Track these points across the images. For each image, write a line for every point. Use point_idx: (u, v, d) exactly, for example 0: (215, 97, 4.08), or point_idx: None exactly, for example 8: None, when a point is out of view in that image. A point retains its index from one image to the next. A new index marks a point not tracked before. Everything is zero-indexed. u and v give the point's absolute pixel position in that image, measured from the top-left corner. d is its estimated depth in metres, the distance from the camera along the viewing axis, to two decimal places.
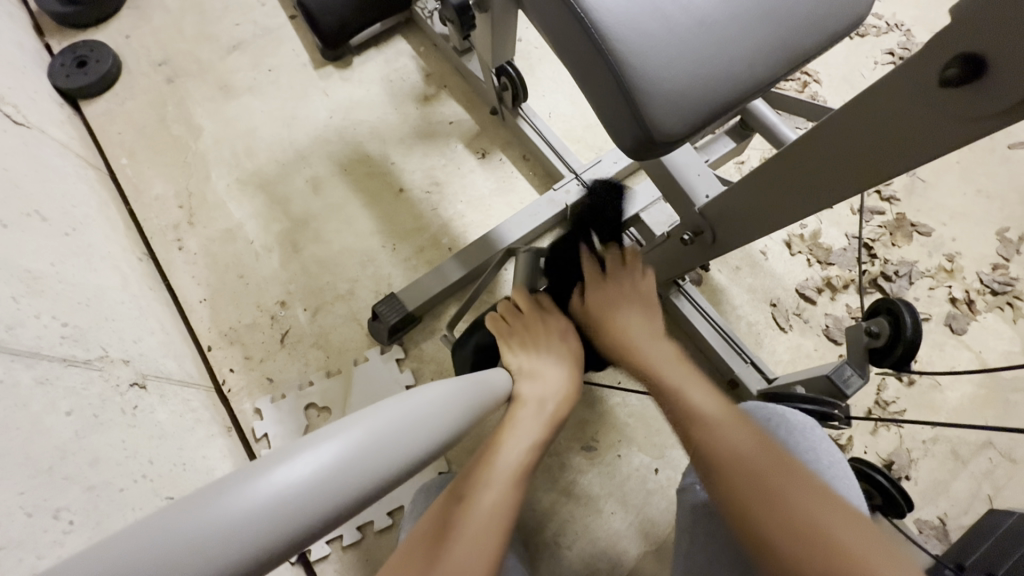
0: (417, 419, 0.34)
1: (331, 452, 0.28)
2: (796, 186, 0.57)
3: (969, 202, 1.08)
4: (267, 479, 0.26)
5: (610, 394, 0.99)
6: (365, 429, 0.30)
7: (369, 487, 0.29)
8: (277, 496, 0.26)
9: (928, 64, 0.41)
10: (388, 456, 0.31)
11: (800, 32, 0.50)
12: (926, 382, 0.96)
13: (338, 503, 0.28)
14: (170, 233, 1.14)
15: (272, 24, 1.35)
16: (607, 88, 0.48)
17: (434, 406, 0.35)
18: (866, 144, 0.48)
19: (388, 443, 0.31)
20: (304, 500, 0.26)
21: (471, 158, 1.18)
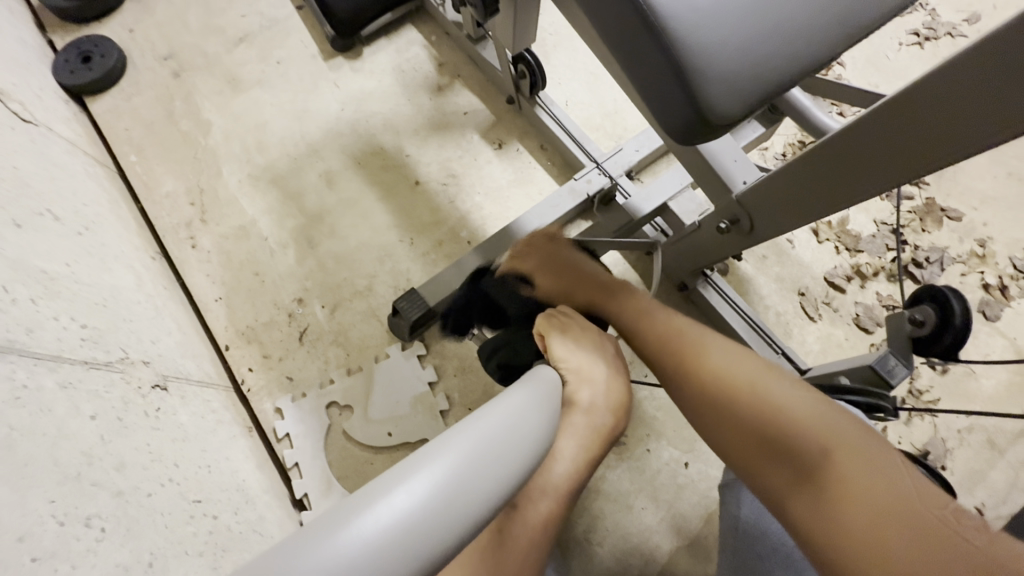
0: (513, 437, 0.29)
1: (422, 487, 0.26)
2: (849, 171, 0.54)
3: (1000, 185, 1.05)
4: (357, 527, 0.24)
5: (637, 388, 0.97)
6: (456, 454, 0.27)
7: (467, 518, 0.26)
8: (369, 546, 0.24)
9: (1021, 38, 0.36)
10: (483, 483, 0.27)
11: (862, 5, 0.47)
12: (960, 370, 0.94)
13: (436, 540, 0.25)
14: (183, 231, 1.12)
15: (278, 15, 1.32)
16: (659, 72, 0.46)
17: (526, 413, 0.31)
18: (926, 126, 0.45)
19: (483, 467, 0.27)
20: (397, 548, 0.24)
21: (487, 149, 1.16)
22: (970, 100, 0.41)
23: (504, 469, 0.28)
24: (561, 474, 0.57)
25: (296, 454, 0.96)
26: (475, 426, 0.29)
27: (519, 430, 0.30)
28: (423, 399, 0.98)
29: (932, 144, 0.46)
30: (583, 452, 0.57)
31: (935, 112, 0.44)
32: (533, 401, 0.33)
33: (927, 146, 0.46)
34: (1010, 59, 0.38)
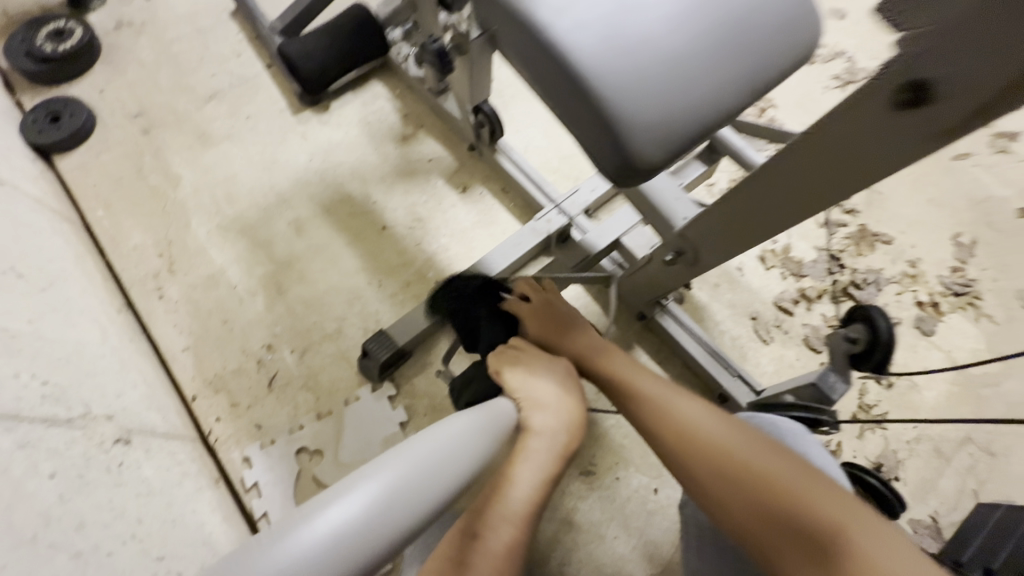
0: (447, 456, 0.36)
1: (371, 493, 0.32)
2: (769, 205, 0.59)
3: (923, 211, 1.15)
4: (317, 524, 0.30)
5: (604, 417, 0.99)
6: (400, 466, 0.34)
7: (409, 520, 0.33)
8: (327, 539, 0.30)
9: (878, 96, 0.43)
10: (421, 492, 0.34)
11: (764, 58, 0.54)
12: (904, 383, 1.00)
13: (381, 536, 0.31)
14: (150, 283, 1.13)
15: (248, 73, 1.38)
16: (591, 125, 0.52)
17: (461, 437, 0.38)
18: (823, 170, 0.51)
19: (422, 478, 0.34)
20: (351, 538, 0.30)
21: (452, 193, 1.21)
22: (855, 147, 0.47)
23: (439, 480, 0.35)
24: (520, 501, 0.55)
25: (265, 504, 0.94)
26: (421, 447, 0.36)
27: (455, 450, 0.37)
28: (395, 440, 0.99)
29: (834, 183, 0.52)
30: (543, 475, 0.56)
31: (829, 158, 0.50)
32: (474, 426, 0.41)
33: (829, 183, 0.52)
34: (871, 115, 0.44)
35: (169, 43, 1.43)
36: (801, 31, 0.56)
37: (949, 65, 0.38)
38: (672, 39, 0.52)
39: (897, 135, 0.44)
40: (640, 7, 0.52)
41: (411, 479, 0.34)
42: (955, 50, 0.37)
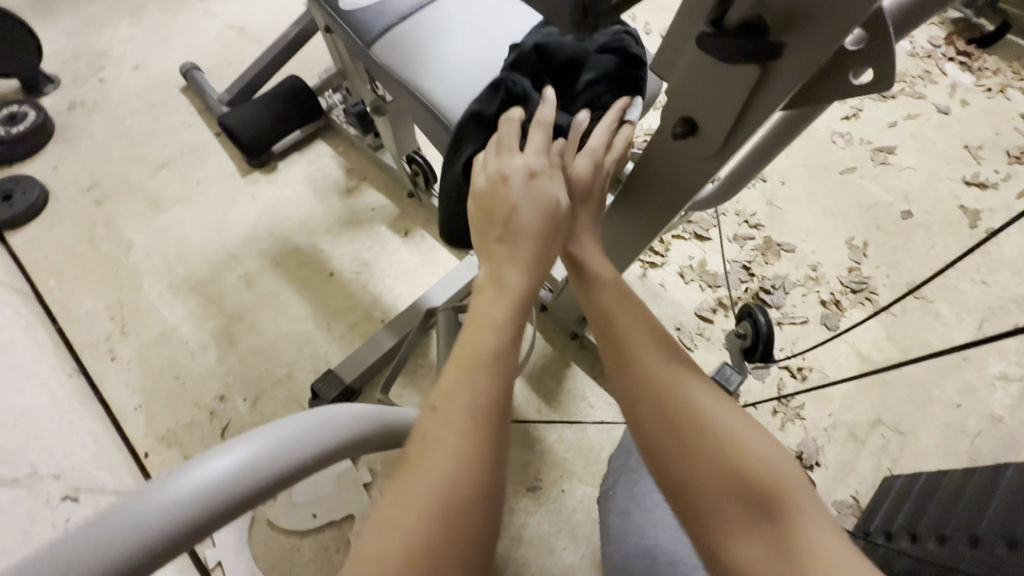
0: (329, 423, 0.46)
1: (261, 442, 0.41)
2: (629, 227, 0.66)
3: (819, 220, 1.29)
4: (215, 460, 0.39)
5: (547, 433, 1.04)
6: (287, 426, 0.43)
7: (293, 464, 0.42)
8: (224, 469, 0.38)
9: (665, 124, 0.48)
10: (305, 444, 0.43)
11: None
12: (816, 376, 1.09)
13: (269, 473, 0.40)
14: (102, 345, 1.16)
15: (198, 142, 1.47)
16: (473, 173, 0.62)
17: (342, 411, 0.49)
18: (662, 190, 0.56)
19: (306, 436, 0.44)
20: (244, 472, 0.39)
21: (395, 238, 1.29)
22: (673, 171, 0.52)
23: (320, 437, 0.45)
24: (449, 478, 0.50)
25: (219, 552, 0.95)
26: (321, 410, 0.47)
27: (350, 418, 0.49)
28: (347, 475, 1.01)
29: (674, 202, 0.56)
30: None
31: (662, 181, 0.55)
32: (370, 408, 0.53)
33: (667, 203, 0.57)
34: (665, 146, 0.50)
35: (122, 120, 1.52)
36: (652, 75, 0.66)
37: (689, 94, 0.44)
38: None
39: (693, 158, 0.49)
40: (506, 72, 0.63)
41: (312, 429, 0.45)
42: (689, 80, 0.43)
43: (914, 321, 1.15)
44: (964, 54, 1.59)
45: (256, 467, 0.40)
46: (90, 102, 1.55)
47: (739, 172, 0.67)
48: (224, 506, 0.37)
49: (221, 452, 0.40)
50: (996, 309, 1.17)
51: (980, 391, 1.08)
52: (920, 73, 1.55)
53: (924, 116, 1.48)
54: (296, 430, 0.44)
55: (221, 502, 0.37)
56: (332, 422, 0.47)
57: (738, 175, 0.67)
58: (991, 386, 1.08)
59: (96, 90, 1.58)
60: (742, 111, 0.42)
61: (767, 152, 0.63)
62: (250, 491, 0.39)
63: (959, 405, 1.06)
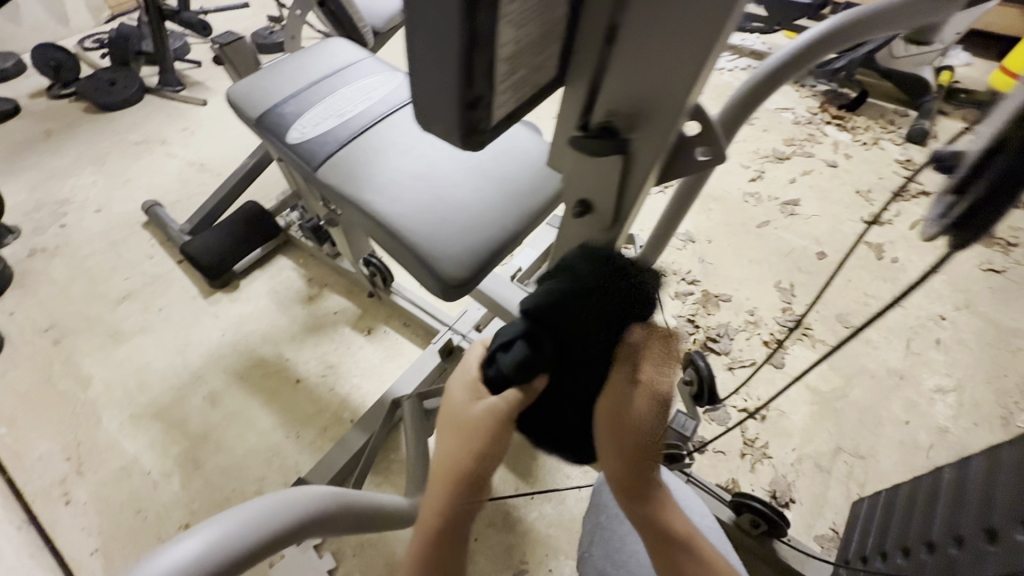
0: (296, 501, 0.49)
1: (231, 522, 0.44)
2: None
3: (747, 270, 1.42)
4: (186, 540, 0.41)
5: (527, 511, 1.03)
6: (257, 505, 0.46)
7: (261, 539, 0.44)
8: (196, 547, 0.41)
9: (566, 209, 0.57)
10: (272, 521, 0.46)
11: (538, 184, 0.74)
12: (774, 414, 1.14)
13: (239, 548, 0.43)
14: (56, 490, 1.11)
15: (160, 270, 1.52)
16: (414, 266, 0.69)
17: (308, 490, 0.52)
18: None
19: (274, 513, 0.46)
20: (214, 548, 0.41)
21: (359, 336, 1.34)
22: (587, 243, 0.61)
23: (286, 513, 0.47)
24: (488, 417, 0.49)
25: None
26: (291, 488, 0.51)
27: (310, 495, 0.51)
28: None
29: None
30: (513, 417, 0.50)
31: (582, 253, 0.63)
32: (333, 488, 0.55)
33: None
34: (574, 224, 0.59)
35: (83, 259, 1.57)
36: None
37: (579, 182, 0.53)
38: (462, 196, 0.72)
39: (597, 229, 0.57)
40: (436, 180, 0.73)
41: (273, 507, 0.47)
42: (575, 172, 0.52)
43: (850, 349, 1.25)
44: (837, 117, 1.87)
45: (218, 548, 0.42)
46: (51, 247, 1.61)
47: (657, 236, 0.77)
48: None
49: (184, 538, 0.41)
50: (918, 328, 1.28)
51: (922, 406, 1.15)
52: (805, 136, 1.81)
53: (816, 171, 1.70)
54: (257, 510, 0.46)
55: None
56: (293, 499, 0.49)
57: (658, 235, 0.76)
58: (930, 399, 1.16)
59: (58, 235, 1.65)
60: (621, 184, 0.51)
61: (681, 211, 0.73)
62: (223, 564, 0.41)
63: (907, 422, 1.13)
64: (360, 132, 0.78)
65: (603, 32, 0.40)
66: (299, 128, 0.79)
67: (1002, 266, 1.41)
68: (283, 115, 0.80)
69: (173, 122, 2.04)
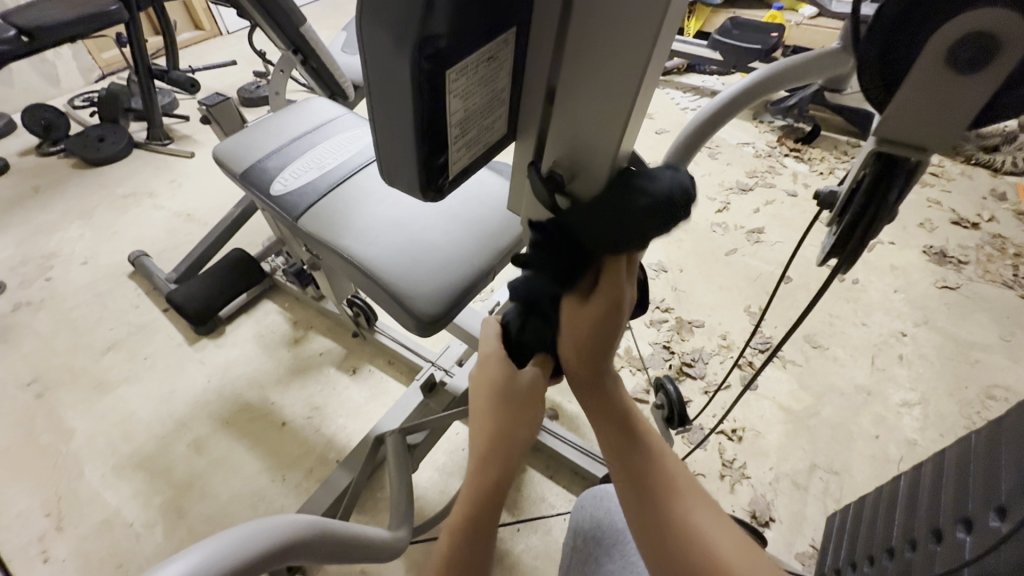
0: (277, 526, 0.53)
1: (217, 543, 0.47)
2: None
3: (717, 295, 1.48)
4: (175, 561, 0.44)
5: (513, 544, 1.04)
6: (241, 529, 0.50)
7: (245, 559, 0.48)
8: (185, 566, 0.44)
9: None
10: (255, 542, 0.49)
11: (506, 225, 0.80)
12: (750, 434, 1.18)
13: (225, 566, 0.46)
14: (36, 547, 1.09)
15: (146, 319, 1.54)
16: (390, 304, 0.73)
17: (289, 517, 0.55)
18: None
19: (257, 535, 0.50)
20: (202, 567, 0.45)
21: (344, 376, 1.36)
22: None
23: (268, 535, 0.51)
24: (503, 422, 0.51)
25: None
26: (272, 516, 0.54)
27: (288, 523, 0.54)
28: None
29: None
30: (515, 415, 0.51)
31: None
32: (312, 519, 0.58)
33: None
34: None
35: (68, 311, 1.58)
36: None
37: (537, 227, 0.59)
38: (435, 238, 0.77)
39: None
40: (410, 224, 0.78)
41: (252, 534, 0.50)
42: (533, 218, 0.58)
43: (819, 367, 1.30)
44: (795, 149, 1.99)
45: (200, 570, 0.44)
46: (36, 301, 1.63)
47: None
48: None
49: (169, 562, 0.44)
50: (881, 345, 1.34)
51: (890, 420, 1.20)
52: (766, 169, 1.92)
53: (778, 201, 1.79)
54: (238, 536, 0.49)
55: None
56: (273, 527, 0.52)
57: None
58: (897, 413, 1.21)
59: (43, 288, 1.67)
60: None
61: None
62: None
63: (877, 436, 1.17)
64: (339, 182, 0.84)
65: (543, 95, 0.46)
66: (282, 180, 0.84)
67: (956, 283, 1.49)
68: (266, 170, 0.86)
69: (160, 174, 2.10)
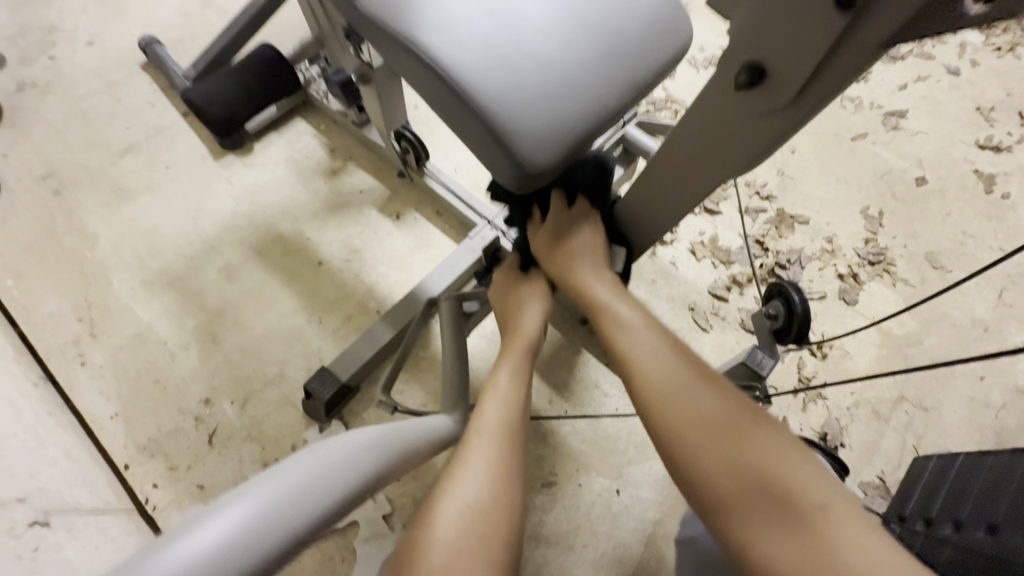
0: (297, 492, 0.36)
1: (240, 509, 0.32)
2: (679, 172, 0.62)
3: (831, 189, 1.23)
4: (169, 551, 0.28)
5: (560, 424, 0.99)
6: (269, 488, 0.35)
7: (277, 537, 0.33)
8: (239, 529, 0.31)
9: (734, 63, 0.47)
10: (291, 512, 0.35)
11: (645, 54, 0.56)
12: (836, 352, 1.05)
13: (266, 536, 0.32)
14: (71, 350, 1.07)
15: (164, 123, 1.34)
16: (481, 137, 0.53)
17: (310, 472, 0.39)
18: (706, 135, 0.55)
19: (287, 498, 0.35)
20: (257, 525, 0.32)
21: (387, 221, 1.20)
22: (726, 117, 0.52)
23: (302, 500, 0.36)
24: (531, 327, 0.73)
25: None
26: (295, 462, 0.39)
27: (332, 466, 0.40)
28: None
29: (731, 145, 0.54)
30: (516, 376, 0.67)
31: (714, 130, 0.54)
32: (351, 442, 0.45)
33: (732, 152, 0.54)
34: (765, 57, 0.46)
35: (78, 101, 1.38)
36: (678, 19, 0.58)
37: (770, 39, 0.43)
38: (547, 49, 0.53)
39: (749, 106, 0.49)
40: (514, 20, 0.54)
41: (296, 486, 0.36)
42: (772, 28, 0.42)
43: (935, 293, 1.11)
44: None
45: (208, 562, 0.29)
46: (41, 83, 1.42)
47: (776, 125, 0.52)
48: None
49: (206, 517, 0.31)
50: (1016, 278, 1.13)
51: (1003, 363, 1.04)
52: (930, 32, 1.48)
53: (935, 78, 1.41)
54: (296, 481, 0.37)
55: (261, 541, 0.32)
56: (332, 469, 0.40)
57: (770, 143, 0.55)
58: (1014, 356, 1.05)
59: (47, 68, 1.44)
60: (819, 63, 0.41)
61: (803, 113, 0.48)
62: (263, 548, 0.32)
63: (982, 377, 1.03)
64: None
65: None
66: None
67: None
68: None
69: None
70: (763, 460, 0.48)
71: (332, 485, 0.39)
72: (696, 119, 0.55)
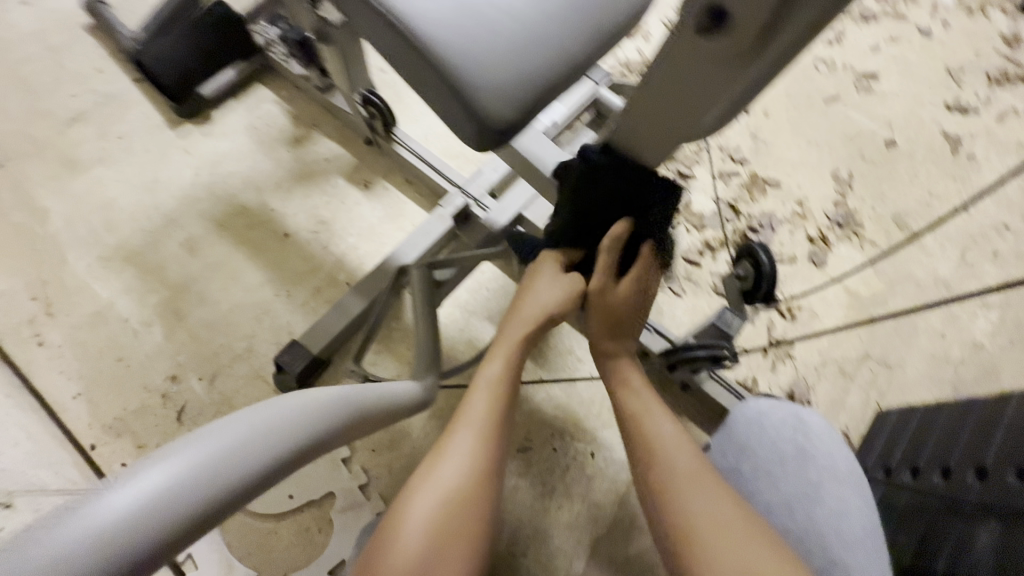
0: (251, 444, 0.34)
1: (184, 460, 0.30)
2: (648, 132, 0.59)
3: (803, 152, 1.23)
4: (101, 505, 0.26)
5: (535, 391, 0.99)
6: (219, 438, 0.32)
7: (225, 490, 0.31)
8: (179, 483, 0.29)
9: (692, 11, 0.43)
10: (241, 463, 0.32)
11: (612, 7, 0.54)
12: (805, 314, 1.07)
13: (211, 490, 0.30)
14: (26, 330, 1.02)
15: (114, 89, 1.27)
16: (440, 94, 0.51)
17: (262, 423, 0.36)
18: (671, 91, 0.52)
19: (238, 448, 0.33)
20: (204, 480, 0.30)
21: (355, 191, 1.17)
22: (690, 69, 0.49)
23: (253, 454, 0.33)
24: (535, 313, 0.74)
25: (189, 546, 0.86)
26: (252, 409, 0.36)
27: (286, 419, 0.38)
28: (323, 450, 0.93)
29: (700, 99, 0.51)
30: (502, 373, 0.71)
31: (678, 84, 0.51)
32: (309, 398, 0.42)
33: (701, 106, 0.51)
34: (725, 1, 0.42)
35: (17, 66, 1.29)
36: None
37: None
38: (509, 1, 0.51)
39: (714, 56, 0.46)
40: None
41: (248, 438, 0.34)
42: None
43: (900, 254, 1.13)
44: None
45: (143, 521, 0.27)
46: None
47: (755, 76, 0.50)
48: (138, 568, 0.27)
49: (122, 480, 0.28)
50: (977, 238, 1.16)
51: (963, 320, 1.08)
52: None
53: (906, 39, 1.41)
54: (240, 434, 0.33)
55: (206, 496, 0.30)
56: (288, 426, 0.37)
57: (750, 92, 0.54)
58: (973, 314, 1.08)
59: None
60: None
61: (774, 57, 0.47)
62: (208, 504, 0.30)
63: (943, 334, 1.06)
64: None
65: None
66: None
67: None
68: None
69: None
70: (709, 509, 0.55)
71: (287, 439, 0.37)
72: (664, 70, 0.51)
